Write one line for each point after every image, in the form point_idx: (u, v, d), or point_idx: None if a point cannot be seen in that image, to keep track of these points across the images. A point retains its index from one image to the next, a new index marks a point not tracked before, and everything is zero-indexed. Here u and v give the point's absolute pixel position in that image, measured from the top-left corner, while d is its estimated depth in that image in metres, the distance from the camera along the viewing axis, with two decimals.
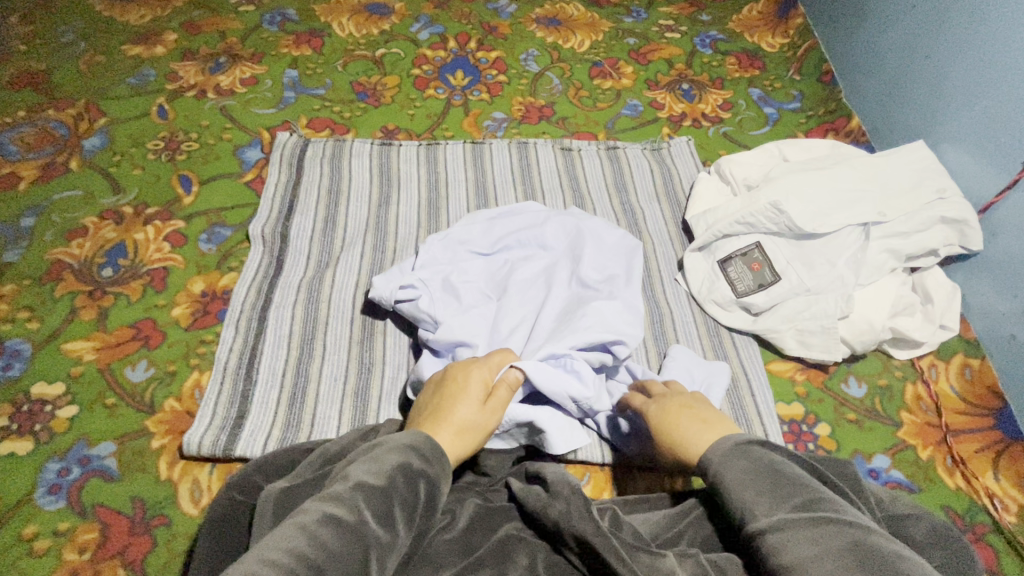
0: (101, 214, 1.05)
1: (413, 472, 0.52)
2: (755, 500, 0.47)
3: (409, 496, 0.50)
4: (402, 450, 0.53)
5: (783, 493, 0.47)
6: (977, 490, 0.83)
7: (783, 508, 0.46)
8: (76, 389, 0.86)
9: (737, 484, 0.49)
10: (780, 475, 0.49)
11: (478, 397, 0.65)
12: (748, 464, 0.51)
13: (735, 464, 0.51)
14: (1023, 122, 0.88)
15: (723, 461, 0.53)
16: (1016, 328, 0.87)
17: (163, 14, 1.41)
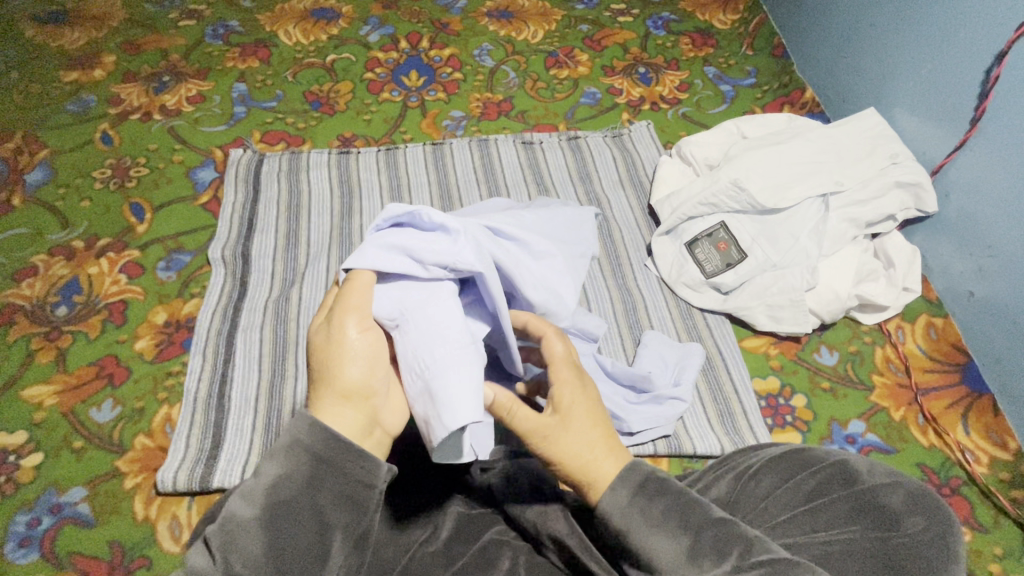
0: (50, 251, 1.01)
1: (308, 481, 0.50)
2: (684, 563, 0.47)
3: (306, 513, 0.49)
4: (286, 459, 0.50)
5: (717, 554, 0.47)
6: (949, 445, 0.85)
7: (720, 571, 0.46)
8: (40, 436, 0.83)
9: (661, 550, 0.48)
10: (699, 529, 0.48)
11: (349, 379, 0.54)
12: (667, 522, 0.49)
13: (652, 524, 0.49)
14: (966, 83, 0.90)
15: (634, 520, 0.50)
16: (974, 285, 0.90)
17: (99, 35, 1.35)
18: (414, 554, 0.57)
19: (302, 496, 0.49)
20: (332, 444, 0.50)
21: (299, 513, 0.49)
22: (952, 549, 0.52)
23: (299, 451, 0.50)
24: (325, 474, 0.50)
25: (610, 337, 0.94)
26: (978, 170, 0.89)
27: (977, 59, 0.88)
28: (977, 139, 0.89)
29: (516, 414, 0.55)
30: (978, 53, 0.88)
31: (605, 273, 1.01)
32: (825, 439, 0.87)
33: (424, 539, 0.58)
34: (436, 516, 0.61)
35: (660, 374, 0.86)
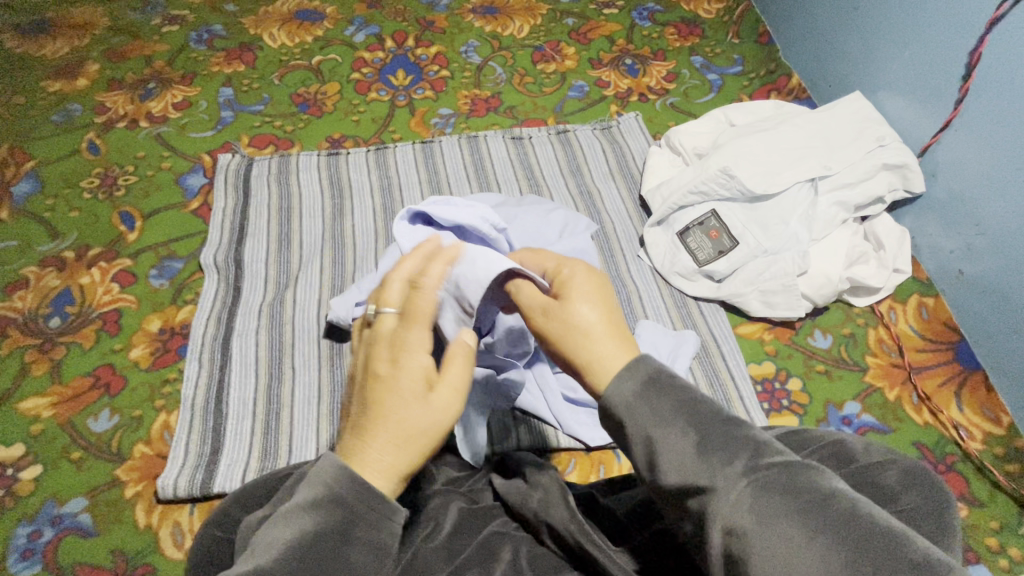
0: (40, 263, 1.00)
1: (335, 532, 0.43)
2: (693, 459, 0.40)
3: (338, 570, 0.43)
4: (313, 510, 0.44)
5: (726, 453, 0.40)
6: (944, 423, 0.86)
7: (732, 470, 0.39)
8: (38, 448, 0.82)
9: (668, 441, 0.42)
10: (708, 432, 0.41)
11: (418, 390, 0.49)
12: (677, 411, 0.43)
13: (655, 414, 0.43)
14: (949, 64, 0.91)
15: (639, 410, 0.44)
16: (963, 264, 0.91)
17: (82, 44, 1.34)
18: (416, 551, 0.57)
19: (330, 548, 0.43)
20: (366, 491, 0.45)
21: (327, 568, 0.42)
22: (947, 524, 0.53)
23: (327, 500, 0.44)
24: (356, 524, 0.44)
25: None
26: (964, 149, 0.89)
27: (959, 39, 0.89)
28: (961, 119, 0.89)
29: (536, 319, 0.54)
30: (960, 33, 0.89)
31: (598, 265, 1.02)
32: (822, 421, 0.87)
33: (427, 534, 0.59)
34: (439, 512, 0.61)
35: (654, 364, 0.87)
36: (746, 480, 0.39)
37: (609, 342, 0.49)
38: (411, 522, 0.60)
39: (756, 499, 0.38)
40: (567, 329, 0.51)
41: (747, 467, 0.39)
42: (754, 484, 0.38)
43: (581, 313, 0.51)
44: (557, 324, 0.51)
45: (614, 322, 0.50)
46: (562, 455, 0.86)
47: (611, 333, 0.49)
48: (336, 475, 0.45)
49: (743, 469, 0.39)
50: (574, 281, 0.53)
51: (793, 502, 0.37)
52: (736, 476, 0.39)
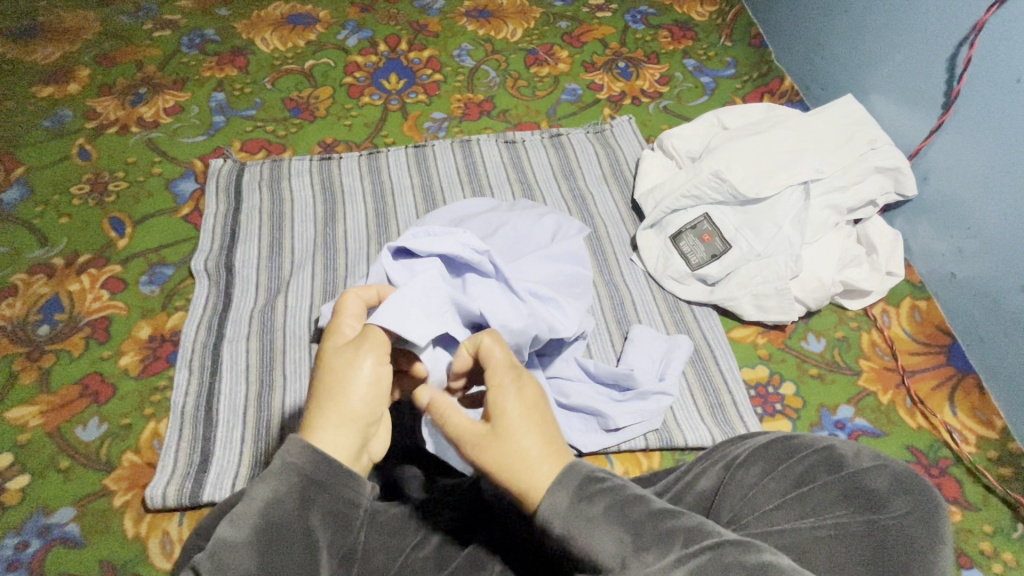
0: (29, 270, 0.99)
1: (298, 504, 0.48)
2: (630, 559, 0.41)
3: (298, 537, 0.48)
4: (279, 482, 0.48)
5: (661, 549, 0.41)
6: (937, 426, 0.86)
7: (666, 564, 0.40)
8: (26, 457, 0.82)
9: (604, 546, 0.42)
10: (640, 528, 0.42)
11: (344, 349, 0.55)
12: (608, 510, 0.43)
13: (590, 518, 0.43)
14: (940, 67, 0.91)
15: (574, 517, 0.43)
16: (955, 267, 0.91)
17: (73, 49, 1.34)
18: (406, 560, 0.57)
19: (292, 518, 0.48)
20: (329, 467, 0.49)
21: (290, 539, 0.47)
22: (938, 530, 0.53)
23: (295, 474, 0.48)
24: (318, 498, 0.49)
25: (598, 333, 0.94)
26: (955, 152, 0.89)
27: (949, 42, 0.89)
28: (952, 122, 0.89)
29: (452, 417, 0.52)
30: (951, 36, 0.89)
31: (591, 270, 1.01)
32: (815, 426, 0.87)
33: (416, 543, 0.58)
34: (430, 520, 0.61)
35: (647, 369, 0.87)
36: (677, 575, 0.40)
37: (543, 464, 0.46)
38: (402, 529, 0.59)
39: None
40: (496, 452, 0.47)
41: (677, 556, 0.40)
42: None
43: (511, 425, 0.48)
44: (487, 440, 0.48)
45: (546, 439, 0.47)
46: None
47: (543, 451, 0.46)
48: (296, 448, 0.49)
49: (673, 559, 0.40)
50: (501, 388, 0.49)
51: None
52: (668, 568, 0.40)
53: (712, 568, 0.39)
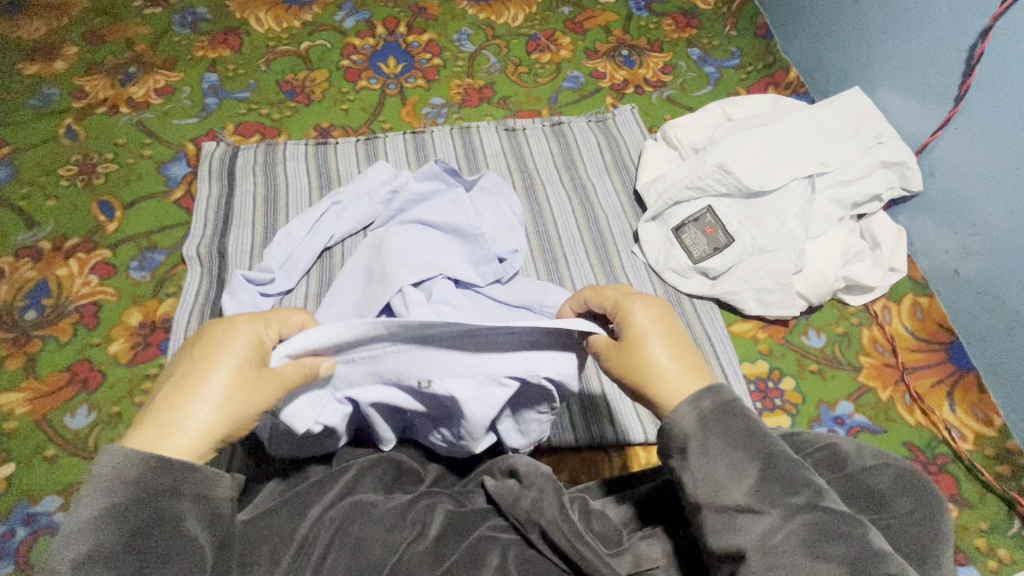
0: (16, 253, 0.97)
1: (155, 506, 0.45)
2: (754, 481, 0.45)
3: (167, 539, 0.45)
4: (107, 496, 0.44)
5: (786, 486, 0.44)
6: (934, 423, 0.86)
7: (790, 500, 0.44)
8: (11, 445, 0.80)
9: (732, 465, 0.46)
10: (772, 460, 0.46)
11: (240, 364, 0.51)
12: (749, 437, 0.47)
13: (727, 438, 0.47)
14: (951, 60, 0.89)
15: (709, 432, 0.47)
16: (959, 264, 0.90)
17: (60, 25, 1.29)
18: (402, 555, 0.56)
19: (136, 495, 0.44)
20: (154, 469, 0.46)
21: (154, 517, 0.45)
22: (939, 529, 0.52)
23: (117, 487, 0.44)
24: (172, 502, 0.45)
25: None
26: (963, 147, 0.88)
27: (961, 34, 0.87)
28: (961, 116, 0.88)
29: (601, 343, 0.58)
30: (963, 27, 0.87)
31: (591, 262, 1.01)
32: (814, 421, 0.87)
33: (413, 537, 0.57)
34: (426, 514, 0.60)
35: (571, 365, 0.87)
36: (796, 514, 0.43)
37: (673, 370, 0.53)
38: (396, 523, 0.58)
39: (808, 535, 0.42)
40: (636, 360, 0.54)
41: (809, 499, 0.44)
42: (807, 527, 0.43)
43: (248, 337, 0.52)
44: (186, 362, 0.51)
45: (259, 352, 0.53)
46: (553, 457, 0.84)
47: (238, 367, 0.51)
48: (140, 455, 0.45)
49: (802, 504, 0.44)
50: (294, 318, 0.58)
51: (839, 547, 0.42)
52: (795, 509, 0.43)
53: (835, 525, 0.42)
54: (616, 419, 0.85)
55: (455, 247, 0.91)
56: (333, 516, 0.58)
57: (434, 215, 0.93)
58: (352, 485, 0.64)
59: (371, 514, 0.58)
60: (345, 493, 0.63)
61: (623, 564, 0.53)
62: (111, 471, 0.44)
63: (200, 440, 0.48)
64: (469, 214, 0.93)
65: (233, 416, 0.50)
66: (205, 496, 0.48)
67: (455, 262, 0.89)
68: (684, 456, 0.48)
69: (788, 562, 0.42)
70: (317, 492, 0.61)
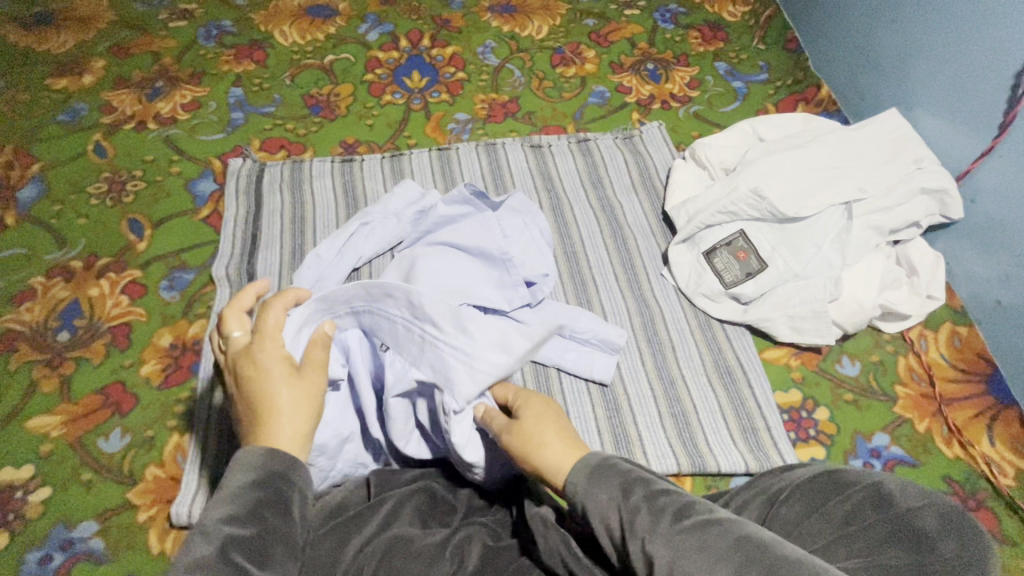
0: (48, 273, 0.97)
1: (279, 484, 0.54)
2: (634, 527, 0.50)
3: (281, 517, 0.52)
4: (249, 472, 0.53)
5: (663, 515, 0.50)
6: (974, 457, 0.84)
7: (666, 530, 0.49)
8: (47, 468, 0.80)
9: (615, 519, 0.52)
10: (641, 501, 0.52)
11: (283, 374, 0.60)
12: (620, 491, 0.54)
13: (604, 498, 0.54)
14: (996, 85, 0.87)
15: (592, 497, 0.55)
16: (1001, 294, 0.88)
17: (87, 38, 1.30)
18: None
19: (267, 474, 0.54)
20: (274, 456, 0.55)
21: (281, 494, 0.53)
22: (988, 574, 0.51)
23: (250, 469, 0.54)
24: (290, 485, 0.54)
25: (628, 352, 0.92)
26: (1006, 176, 0.86)
27: (1007, 60, 0.85)
28: (1006, 144, 0.86)
29: (493, 420, 0.71)
30: (1009, 54, 0.85)
31: (620, 284, 1.00)
32: (849, 453, 0.85)
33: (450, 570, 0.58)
34: (462, 546, 0.61)
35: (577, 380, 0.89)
36: (672, 541, 0.48)
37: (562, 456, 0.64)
38: (434, 557, 0.58)
39: (680, 557, 0.46)
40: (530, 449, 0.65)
41: (675, 523, 0.49)
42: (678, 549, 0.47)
43: (275, 355, 0.62)
44: (245, 397, 0.60)
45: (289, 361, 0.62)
46: None
47: (284, 376, 0.60)
48: (255, 454, 0.55)
49: (670, 529, 0.48)
50: (271, 323, 0.64)
51: (707, 559, 0.45)
52: (669, 537, 0.48)
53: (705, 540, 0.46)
54: (649, 450, 0.84)
55: (484, 271, 0.90)
56: (373, 550, 0.59)
57: (462, 238, 0.91)
58: (391, 517, 0.64)
59: (411, 550, 0.59)
60: (385, 524, 0.63)
61: None
62: (243, 466, 0.54)
63: (292, 439, 0.58)
64: (498, 237, 0.92)
65: (308, 408, 0.60)
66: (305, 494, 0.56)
67: (484, 285, 0.89)
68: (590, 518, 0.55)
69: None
70: (358, 524, 0.62)
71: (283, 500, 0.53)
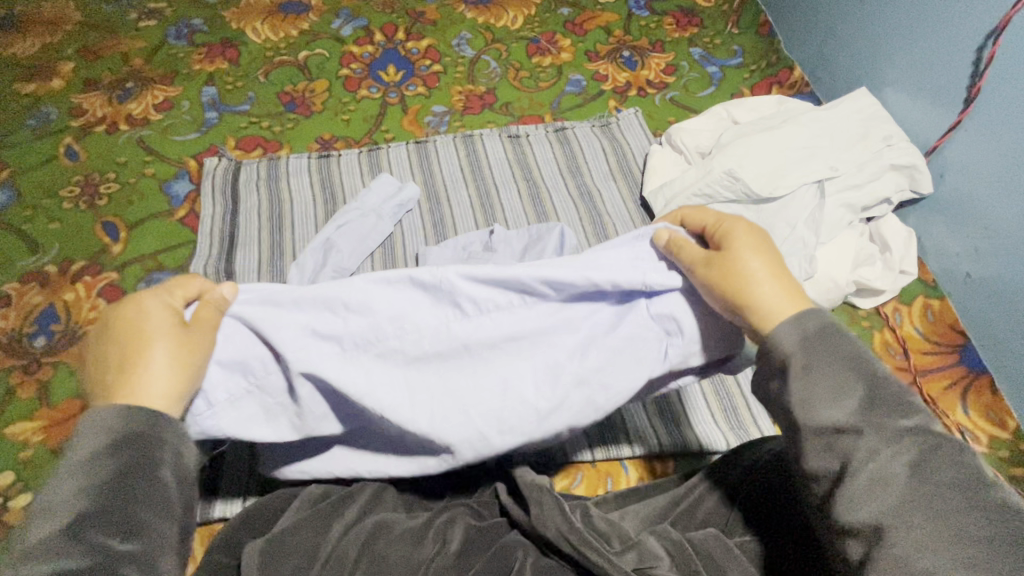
0: (21, 279, 0.96)
1: (130, 467, 0.41)
2: (856, 408, 0.41)
3: (138, 507, 0.41)
4: (95, 446, 0.41)
5: (898, 405, 0.41)
6: (949, 427, 0.86)
7: (900, 423, 0.40)
8: (27, 475, 0.80)
9: (823, 387, 0.42)
10: (878, 383, 0.42)
11: (170, 328, 0.47)
12: (852, 364, 0.42)
13: (826, 366, 0.43)
14: (960, 62, 0.89)
15: (813, 353, 0.43)
16: (971, 267, 0.90)
17: (54, 41, 1.28)
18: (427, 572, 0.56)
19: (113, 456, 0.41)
20: (132, 429, 0.42)
21: (133, 483, 0.41)
22: None
23: (101, 436, 0.42)
24: (146, 455, 0.42)
25: None
26: (972, 151, 0.88)
27: (969, 37, 0.87)
28: (971, 119, 0.88)
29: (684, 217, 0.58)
30: (970, 30, 0.87)
31: None
32: None
33: (434, 553, 0.58)
34: (446, 528, 0.60)
35: None
36: (894, 444, 0.39)
37: (774, 283, 0.49)
38: (419, 538, 0.59)
39: (915, 461, 0.38)
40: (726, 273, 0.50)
41: (919, 423, 0.39)
42: (908, 460, 0.38)
43: (157, 308, 0.48)
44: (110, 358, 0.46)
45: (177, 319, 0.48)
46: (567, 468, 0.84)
47: (167, 333, 0.46)
48: (111, 424, 0.42)
49: (909, 425, 0.40)
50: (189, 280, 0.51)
51: (953, 474, 0.38)
52: (902, 430, 0.40)
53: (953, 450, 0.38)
54: (631, 432, 0.85)
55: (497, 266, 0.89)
56: (356, 534, 0.58)
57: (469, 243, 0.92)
58: (373, 503, 0.64)
59: (394, 533, 0.58)
60: (366, 510, 0.62)
61: (628, 561, 0.54)
62: (89, 435, 0.42)
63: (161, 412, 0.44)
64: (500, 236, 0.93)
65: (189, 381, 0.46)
66: (177, 458, 0.44)
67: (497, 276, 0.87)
68: (784, 377, 0.44)
69: (894, 499, 0.38)
70: (338, 510, 0.61)
71: (130, 487, 0.41)
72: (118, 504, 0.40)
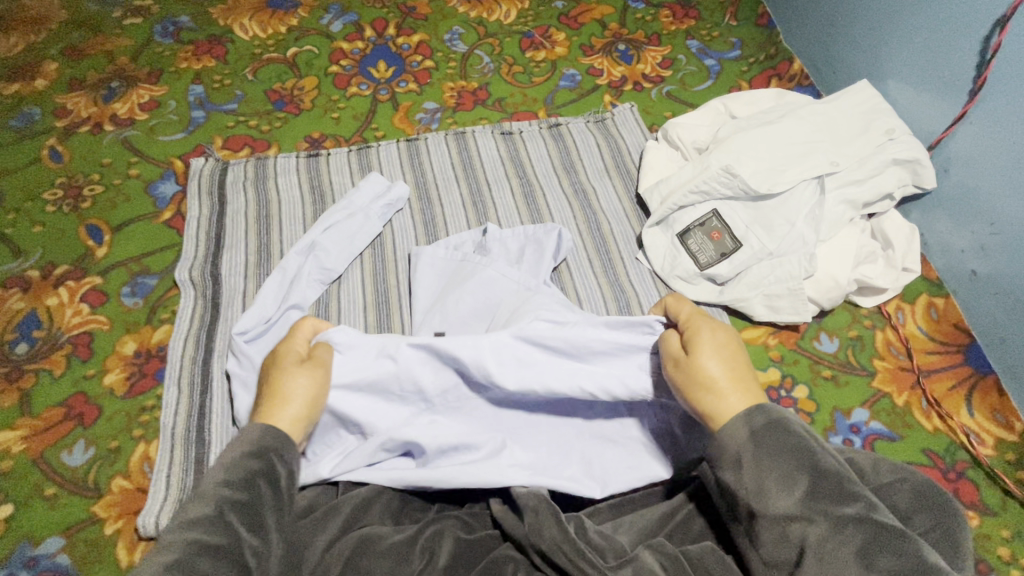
0: (4, 284, 0.94)
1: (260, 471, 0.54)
2: (802, 499, 0.47)
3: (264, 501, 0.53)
4: (239, 450, 0.56)
5: (840, 497, 0.46)
6: (953, 429, 0.84)
7: (841, 511, 0.46)
8: (9, 485, 0.78)
9: (775, 478, 0.49)
10: (823, 476, 0.48)
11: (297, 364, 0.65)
12: (796, 454, 0.49)
13: (777, 452, 0.50)
14: (965, 51, 0.86)
15: (760, 445, 0.51)
16: (976, 264, 0.87)
17: (38, 40, 1.25)
18: None
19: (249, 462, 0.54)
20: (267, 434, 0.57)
21: (257, 481, 0.53)
22: (959, 544, 0.49)
23: (241, 446, 0.56)
24: (273, 459, 0.56)
25: None
26: (977, 143, 0.85)
27: (975, 25, 0.84)
28: (976, 110, 0.85)
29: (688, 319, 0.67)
30: (975, 18, 0.83)
31: (594, 269, 0.97)
32: (829, 430, 0.85)
33: (422, 568, 0.56)
34: (435, 541, 0.58)
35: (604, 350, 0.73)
36: (840, 532, 0.45)
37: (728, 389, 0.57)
38: (406, 553, 0.56)
39: (859, 550, 0.44)
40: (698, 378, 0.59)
41: (858, 511, 0.45)
42: (855, 550, 0.44)
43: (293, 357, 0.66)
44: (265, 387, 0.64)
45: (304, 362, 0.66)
46: None
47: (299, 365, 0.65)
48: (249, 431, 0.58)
49: (851, 513, 0.45)
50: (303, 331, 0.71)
51: (892, 562, 0.42)
52: (843, 517, 0.45)
53: (889, 541, 0.43)
54: None
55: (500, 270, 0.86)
56: (342, 549, 0.56)
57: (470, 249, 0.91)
58: (358, 516, 0.61)
59: (380, 547, 0.56)
60: (351, 523, 0.60)
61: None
62: (239, 445, 0.56)
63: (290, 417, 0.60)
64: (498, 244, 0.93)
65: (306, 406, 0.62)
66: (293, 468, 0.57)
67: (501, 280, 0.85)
68: (737, 468, 0.51)
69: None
70: (322, 522, 0.59)
71: (258, 483, 0.53)
72: (247, 499, 0.52)
